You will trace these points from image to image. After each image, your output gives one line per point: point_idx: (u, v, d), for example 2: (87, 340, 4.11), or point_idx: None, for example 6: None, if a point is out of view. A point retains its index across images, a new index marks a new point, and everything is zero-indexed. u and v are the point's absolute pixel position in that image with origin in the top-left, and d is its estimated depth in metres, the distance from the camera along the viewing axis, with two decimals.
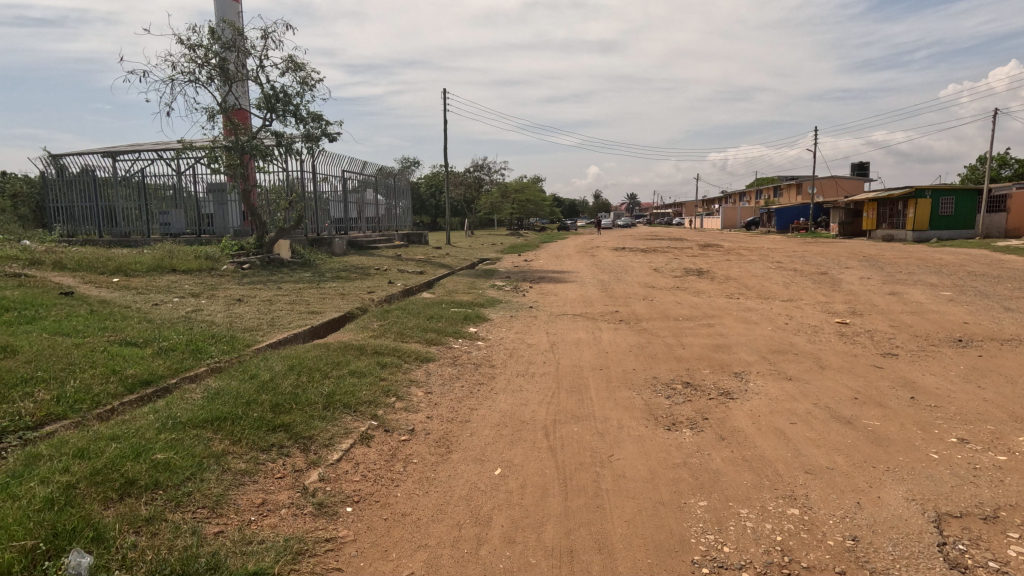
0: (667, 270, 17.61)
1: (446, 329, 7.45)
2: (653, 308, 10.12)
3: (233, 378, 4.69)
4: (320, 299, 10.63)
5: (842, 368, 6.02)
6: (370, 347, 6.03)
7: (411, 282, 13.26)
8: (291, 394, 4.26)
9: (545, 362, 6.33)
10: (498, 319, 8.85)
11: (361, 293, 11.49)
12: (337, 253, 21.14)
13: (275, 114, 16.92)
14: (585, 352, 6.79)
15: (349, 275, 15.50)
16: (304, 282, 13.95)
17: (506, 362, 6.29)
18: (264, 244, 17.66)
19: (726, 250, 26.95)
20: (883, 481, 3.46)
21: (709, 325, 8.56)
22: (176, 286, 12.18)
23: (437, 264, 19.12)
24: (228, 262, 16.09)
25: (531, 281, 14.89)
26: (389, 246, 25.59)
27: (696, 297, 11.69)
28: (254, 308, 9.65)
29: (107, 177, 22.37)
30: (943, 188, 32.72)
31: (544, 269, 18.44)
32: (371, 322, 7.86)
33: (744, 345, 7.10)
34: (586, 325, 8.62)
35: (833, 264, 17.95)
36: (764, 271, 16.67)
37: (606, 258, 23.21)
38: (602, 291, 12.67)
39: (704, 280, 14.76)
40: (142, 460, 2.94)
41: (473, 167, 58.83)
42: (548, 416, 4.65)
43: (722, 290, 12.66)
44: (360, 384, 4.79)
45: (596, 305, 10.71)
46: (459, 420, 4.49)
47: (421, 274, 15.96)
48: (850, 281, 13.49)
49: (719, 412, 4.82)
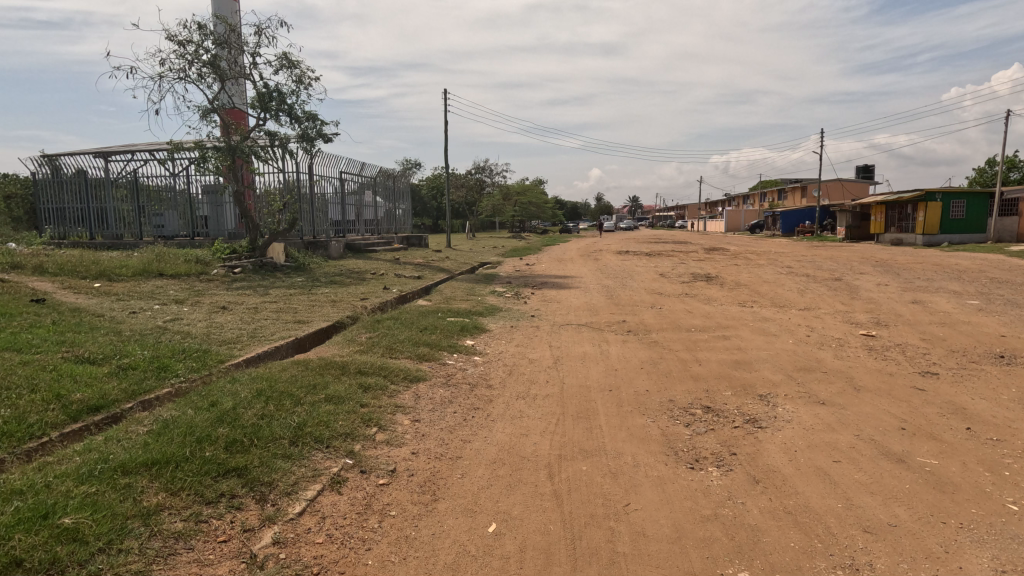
0: (673, 275, 16.99)
1: (440, 343, 6.85)
2: (662, 318, 9.50)
3: (191, 405, 4.09)
4: (309, 307, 10.03)
5: (880, 390, 5.40)
6: (354, 366, 5.42)
7: (407, 288, 12.68)
8: (250, 428, 3.64)
9: (548, 381, 5.71)
10: (498, 331, 8.23)
11: (352, 301, 10.89)
12: (333, 257, 20.59)
13: (268, 113, 16.36)
14: (592, 370, 6.18)
15: (344, 280, 14.93)
16: (296, 287, 13.38)
17: (505, 381, 5.68)
18: (257, 248, 17.10)
19: (733, 254, 26.31)
20: (961, 545, 2.84)
21: (725, 337, 7.96)
22: (161, 292, 11.61)
23: (436, 268, 18.52)
24: (219, 266, 15.53)
25: (533, 287, 14.29)
26: (387, 249, 25.02)
27: (707, 305, 11.06)
28: (238, 316, 9.06)
29: (99, 178, 21.82)
30: (954, 191, 32.08)
31: (546, 274, 17.82)
32: (361, 334, 7.27)
33: (766, 362, 6.48)
34: (592, 338, 8.00)
35: (846, 269, 17.31)
36: (775, 276, 16.04)
37: (610, 262, 22.60)
38: (607, 298, 12.07)
39: (713, 286, 14.13)
40: (42, 529, 2.35)
41: (474, 169, 58.36)
42: (552, 452, 4.04)
43: (734, 298, 12.05)
44: (337, 412, 4.19)
45: (602, 314, 10.10)
46: (449, 457, 3.88)
47: (419, 279, 15.37)
48: (867, 288, 12.86)
49: (748, 445, 4.19)
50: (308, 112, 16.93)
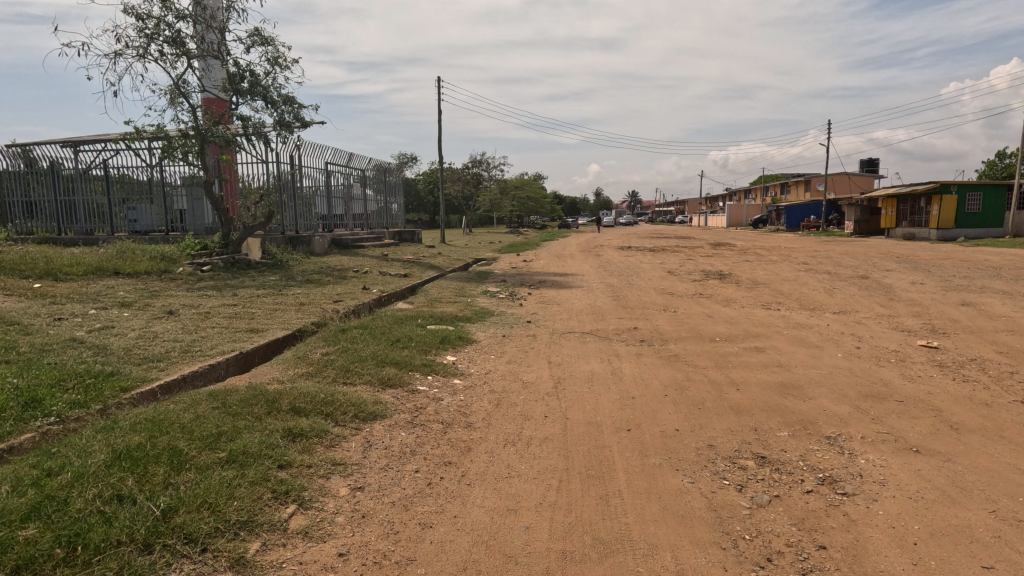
0: (683, 272, 15.61)
1: (412, 361, 5.50)
2: (680, 325, 8.14)
3: (15, 474, 2.74)
4: (270, 312, 8.64)
5: (987, 431, 4.06)
6: (287, 400, 4.05)
7: (389, 289, 11.34)
8: (74, 528, 2.30)
9: (547, 417, 4.38)
10: (486, 342, 6.87)
11: (323, 304, 9.50)
12: (317, 253, 19.17)
13: (241, 96, 14.95)
14: (603, 397, 4.84)
15: (322, 279, 13.62)
16: (267, 287, 12.03)
17: (490, 417, 4.34)
18: (231, 243, 15.73)
19: (740, 249, 24.97)
20: None
21: (758, 349, 6.63)
22: (108, 293, 10.23)
23: (426, 266, 17.15)
24: (187, 263, 14.18)
25: (529, 286, 12.96)
26: (377, 244, 23.64)
27: (728, 308, 9.72)
28: (183, 323, 7.72)
29: (68, 169, 20.40)
30: (970, 183, 30.79)
31: (545, 271, 16.45)
32: (316, 350, 5.88)
33: (821, 386, 5.13)
34: (599, 351, 6.66)
35: (870, 266, 16.00)
36: (794, 274, 14.70)
37: (612, 258, 21.33)
38: (613, 299, 10.72)
39: (729, 286, 12.78)
40: None
41: (471, 162, 56.85)
42: (553, 546, 2.70)
43: (755, 300, 10.68)
44: (236, 483, 2.85)
45: (609, 319, 8.77)
46: (395, 561, 2.55)
47: (405, 277, 14.02)
48: (903, 287, 11.56)
49: (840, 531, 2.86)
50: (285, 95, 15.47)
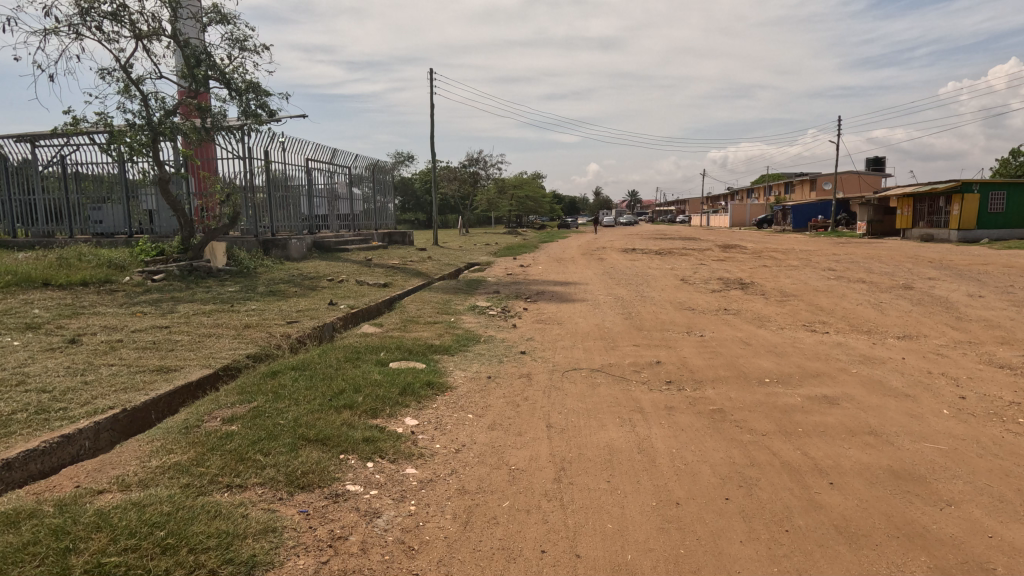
0: (698, 281, 13.91)
1: (352, 436, 3.77)
2: (713, 359, 6.42)
3: None
4: (199, 340, 6.88)
5: None
6: (96, 547, 2.34)
7: (360, 304, 9.60)
8: None
9: (543, 559, 2.66)
10: (464, 389, 5.15)
11: (272, 328, 7.77)
12: (293, 258, 17.39)
13: (199, 82, 13.18)
14: (632, 506, 3.13)
15: (288, 289, 11.93)
16: (216, 302, 10.27)
17: (452, 560, 2.63)
18: (192, 247, 14.03)
19: (754, 253, 23.26)
20: None
21: (830, 402, 4.92)
22: (17, 312, 8.47)
23: (411, 272, 15.44)
24: (136, 272, 12.41)
25: (526, 299, 11.26)
26: (364, 247, 21.91)
27: (765, 330, 8.02)
28: (76, 357, 5.96)
29: (25, 165, 18.60)
30: (993, 182, 29.12)
31: (544, 279, 14.72)
32: (219, 413, 4.12)
33: (958, 481, 3.40)
34: (615, 403, 4.95)
35: (906, 273, 14.32)
36: (825, 283, 13.04)
37: (617, 262, 19.65)
38: (624, 317, 9.02)
39: (756, 298, 11.10)
40: None
41: (467, 161, 52.24)
42: None
43: (794, 318, 8.95)
44: None
45: (623, 347, 7.07)
46: None
47: (383, 287, 12.31)
48: (963, 301, 9.87)
49: None
50: (250, 81, 13.70)
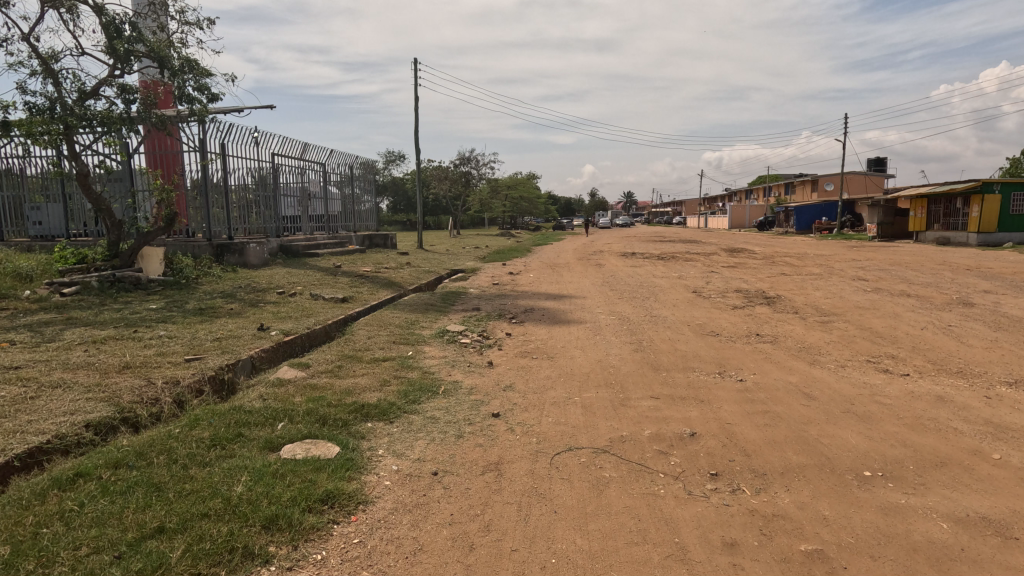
0: (714, 295, 11.86)
1: None
2: (772, 428, 4.38)
3: None
4: (31, 397, 4.72)
5: None
6: None
7: (297, 329, 7.50)
8: None
9: None
10: (384, 507, 3.10)
11: (161, 371, 5.66)
12: (252, 264, 15.19)
13: (121, 57, 11.03)
14: None
15: (222, 305, 9.82)
16: (120, 324, 8.11)
17: None
18: (120, 254, 11.87)
19: (765, 258, 21.32)
20: None
21: (1002, 536, 2.90)
22: None
23: (382, 282, 13.34)
24: (42, 286, 10.26)
25: (511, 319, 9.17)
26: (339, 251, 19.83)
27: (826, 372, 6.00)
28: None
29: None
30: (1014, 181, 27.26)
31: (535, 290, 12.64)
32: None
33: None
34: (637, 538, 2.92)
35: (953, 284, 12.39)
36: (865, 297, 11.06)
37: (617, 269, 17.65)
38: (634, 349, 6.98)
39: (791, 319, 9.07)
40: None
41: (460, 159, 49.92)
42: None
43: (852, 351, 6.94)
44: None
45: (638, 402, 5.03)
46: None
47: (341, 303, 10.23)
48: None
49: None
50: (186, 58, 11.58)
